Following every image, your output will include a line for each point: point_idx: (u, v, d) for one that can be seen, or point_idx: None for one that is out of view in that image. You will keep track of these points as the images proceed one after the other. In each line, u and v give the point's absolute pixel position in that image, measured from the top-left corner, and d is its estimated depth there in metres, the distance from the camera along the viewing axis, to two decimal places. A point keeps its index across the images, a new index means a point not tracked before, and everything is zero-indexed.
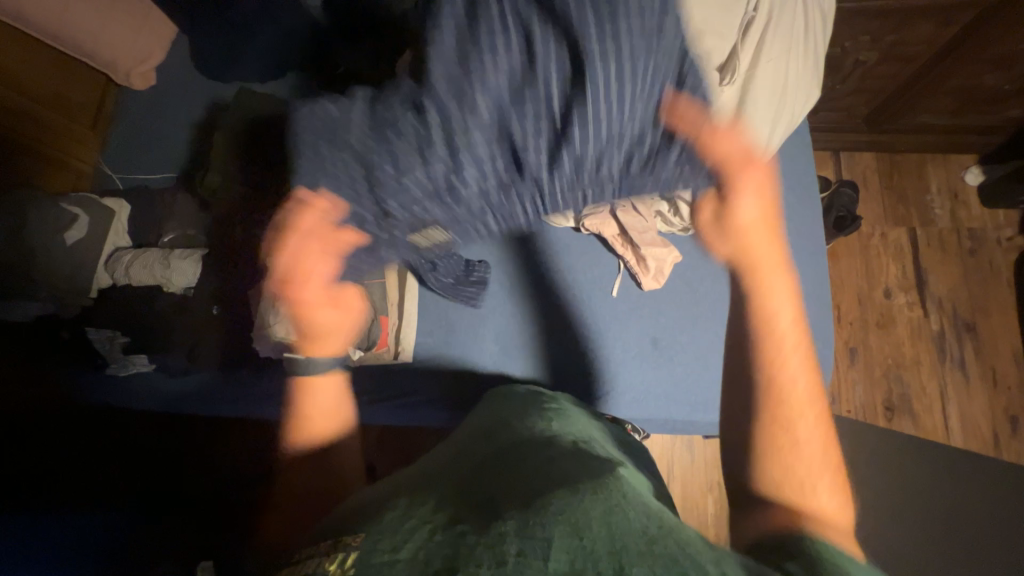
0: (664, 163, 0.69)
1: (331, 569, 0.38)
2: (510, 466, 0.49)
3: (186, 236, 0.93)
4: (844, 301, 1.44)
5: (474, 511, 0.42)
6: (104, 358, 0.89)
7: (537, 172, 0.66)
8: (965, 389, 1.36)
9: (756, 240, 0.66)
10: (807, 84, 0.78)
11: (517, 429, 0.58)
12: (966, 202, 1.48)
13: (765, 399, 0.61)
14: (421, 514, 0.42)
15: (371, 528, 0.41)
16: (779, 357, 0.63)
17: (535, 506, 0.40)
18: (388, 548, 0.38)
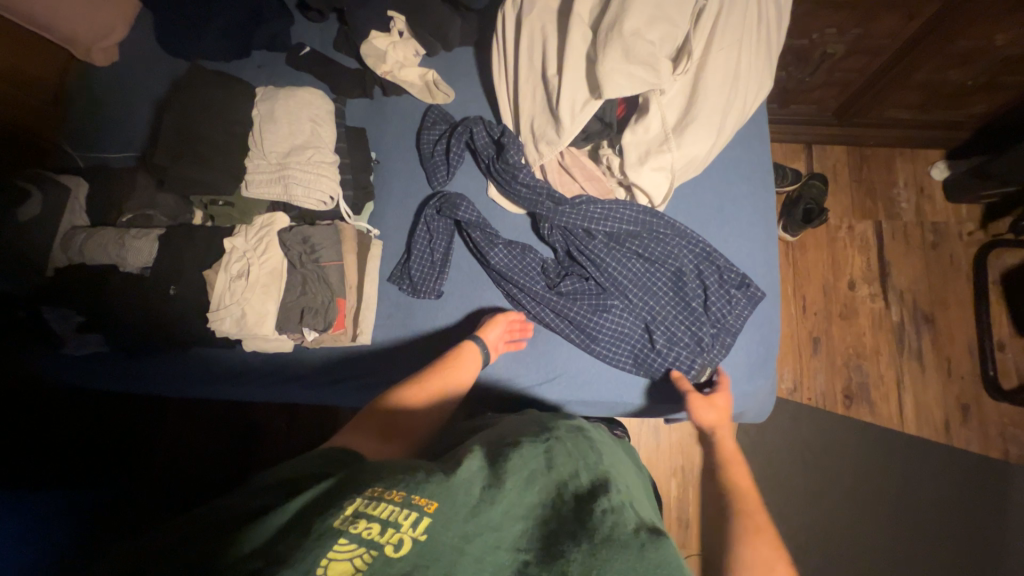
0: (631, 335, 0.84)
1: (405, 523, 0.42)
2: (566, 499, 0.50)
3: (144, 214, 0.91)
4: (810, 292, 1.47)
5: (536, 534, 0.46)
6: (61, 336, 0.88)
7: (551, 287, 0.86)
8: (921, 379, 1.40)
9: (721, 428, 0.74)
10: (760, 74, 0.79)
11: (568, 454, 0.57)
12: (931, 196, 1.51)
13: (730, 494, 0.63)
14: (493, 514, 0.46)
15: (446, 498, 0.45)
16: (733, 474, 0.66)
17: (596, 553, 0.44)
18: (460, 533, 0.43)
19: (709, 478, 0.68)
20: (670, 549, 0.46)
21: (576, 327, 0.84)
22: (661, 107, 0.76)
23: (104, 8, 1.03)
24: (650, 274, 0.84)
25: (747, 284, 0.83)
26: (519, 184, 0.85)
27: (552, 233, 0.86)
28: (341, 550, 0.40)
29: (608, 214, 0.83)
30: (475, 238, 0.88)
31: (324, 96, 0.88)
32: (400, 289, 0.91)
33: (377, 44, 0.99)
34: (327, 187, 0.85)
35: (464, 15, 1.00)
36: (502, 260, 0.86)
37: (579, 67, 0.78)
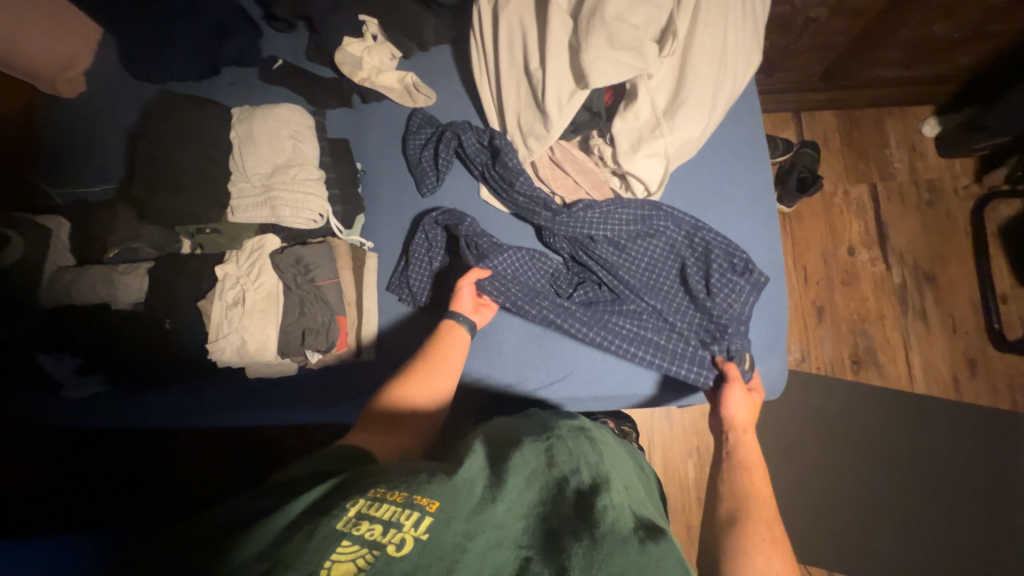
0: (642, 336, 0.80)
1: (408, 523, 0.43)
2: (570, 495, 0.50)
3: (129, 248, 0.88)
4: (810, 261, 1.46)
5: (541, 530, 0.46)
6: (59, 380, 0.86)
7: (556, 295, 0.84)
8: (927, 338, 1.40)
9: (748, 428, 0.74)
10: (747, 48, 0.77)
11: (570, 448, 0.56)
12: (923, 154, 1.50)
13: (745, 504, 0.64)
14: (494, 512, 0.46)
15: (448, 498, 0.46)
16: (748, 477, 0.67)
17: (601, 550, 0.44)
18: (462, 531, 0.44)
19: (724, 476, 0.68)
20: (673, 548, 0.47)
21: (585, 333, 0.81)
22: (649, 91, 0.74)
23: (64, 39, 0.99)
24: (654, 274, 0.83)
25: (749, 270, 0.81)
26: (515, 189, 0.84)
27: (554, 241, 0.85)
28: (342, 552, 0.41)
29: (608, 216, 0.82)
30: (472, 247, 0.85)
31: (303, 112, 0.86)
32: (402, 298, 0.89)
33: (352, 50, 0.96)
34: (316, 205, 0.83)
35: (437, 12, 0.97)
36: (503, 268, 0.83)
37: (561, 57, 0.76)
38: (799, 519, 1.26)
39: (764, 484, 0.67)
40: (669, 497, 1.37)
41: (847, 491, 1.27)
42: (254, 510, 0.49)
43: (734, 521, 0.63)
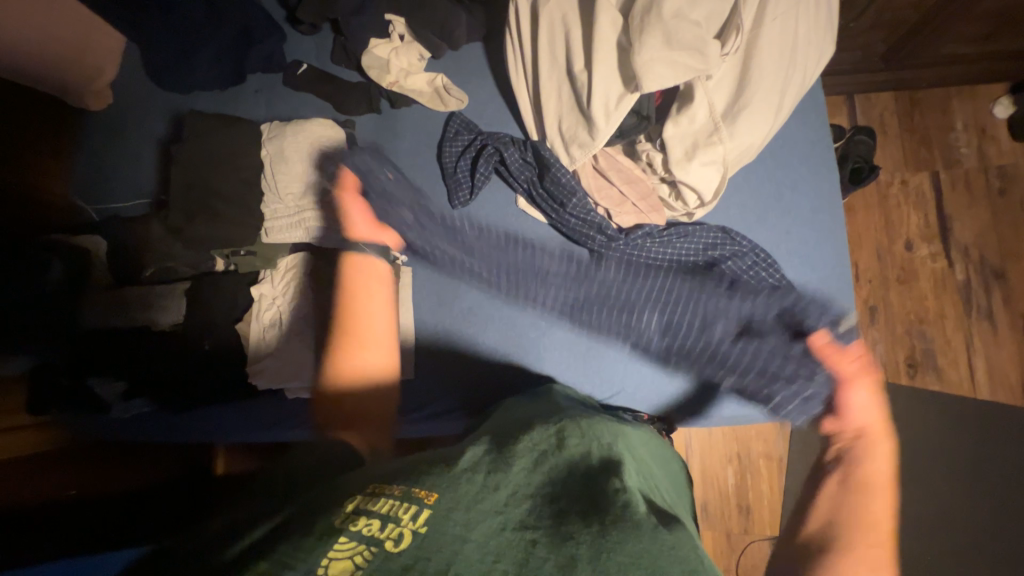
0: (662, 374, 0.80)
1: (405, 518, 0.42)
2: (578, 476, 0.51)
3: (166, 267, 0.86)
4: (862, 258, 1.37)
5: (548, 512, 0.45)
6: (105, 404, 0.85)
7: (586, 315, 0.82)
8: (993, 340, 1.30)
9: (880, 442, 0.56)
10: (819, 40, 0.69)
11: (581, 433, 0.58)
12: (995, 138, 1.37)
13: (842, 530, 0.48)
14: (496, 499, 0.45)
15: (446, 489, 0.45)
16: (866, 491, 0.51)
17: (609, 537, 0.42)
18: (462, 522, 0.42)
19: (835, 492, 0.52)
20: (683, 536, 0.45)
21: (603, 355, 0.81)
22: (706, 93, 0.68)
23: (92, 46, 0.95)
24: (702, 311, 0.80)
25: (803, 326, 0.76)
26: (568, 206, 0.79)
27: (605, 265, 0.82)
28: (341, 548, 0.40)
29: (667, 244, 0.78)
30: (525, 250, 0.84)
31: (333, 125, 0.83)
32: (430, 305, 0.85)
33: (379, 52, 0.92)
34: (349, 224, 0.79)
35: (469, 8, 0.91)
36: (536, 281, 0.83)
37: (610, 61, 0.69)
38: None
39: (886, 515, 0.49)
40: (707, 504, 1.34)
41: None
42: (247, 520, 0.48)
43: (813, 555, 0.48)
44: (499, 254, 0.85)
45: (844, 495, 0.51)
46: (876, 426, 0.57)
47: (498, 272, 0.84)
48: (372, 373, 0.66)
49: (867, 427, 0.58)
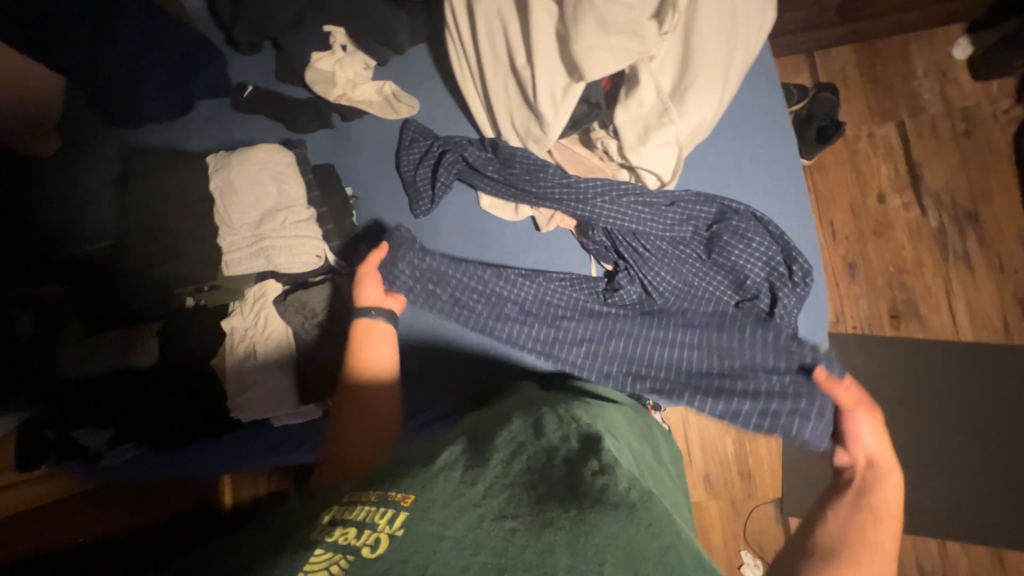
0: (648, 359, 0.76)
1: (382, 523, 0.43)
2: (557, 459, 0.52)
3: (133, 308, 0.83)
4: (837, 215, 1.37)
5: (527, 500, 0.46)
6: (97, 452, 0.85)
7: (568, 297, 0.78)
8: (971, 282, 1.31)
9: (889, 475, 0.61)
10: (759, 7, 0.68)
11: (558, 419, 0.59)
12: (956, 80, 1.37)
13: (854, 545, 0.54)
14: (473, 493, 0.46)
15: (422, 491, 0.46)
16: (869, 518, 0.57)
17: (586, 520, 0.44)
18: (439, 519, 0.43)
19: (843, 512, 0.58)
20: (659, 508, 0.48)
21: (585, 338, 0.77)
22: (652, 74, 0.67)
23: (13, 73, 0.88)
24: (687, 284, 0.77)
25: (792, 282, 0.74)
26: (545, 182, 0.77)
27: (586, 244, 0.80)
28: (316, 560, 0.40)
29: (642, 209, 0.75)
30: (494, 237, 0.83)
31: (283, 149, 0.81)
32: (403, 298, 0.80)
33: (322, 65, 0.89)
34: (310, 246, 0.78)
35: (408, 10, 0.90)
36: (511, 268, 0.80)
37: (549, 52, 0.68)
38: None
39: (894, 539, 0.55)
40: (710, 474, 1.35)
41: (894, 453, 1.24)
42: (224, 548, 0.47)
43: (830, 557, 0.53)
44: (469, 243, 0.83)
45: (850, 519, 0.57)
46: (887, 456, 0.63)
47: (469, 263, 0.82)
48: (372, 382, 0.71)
49: (876, 458, 0.64)
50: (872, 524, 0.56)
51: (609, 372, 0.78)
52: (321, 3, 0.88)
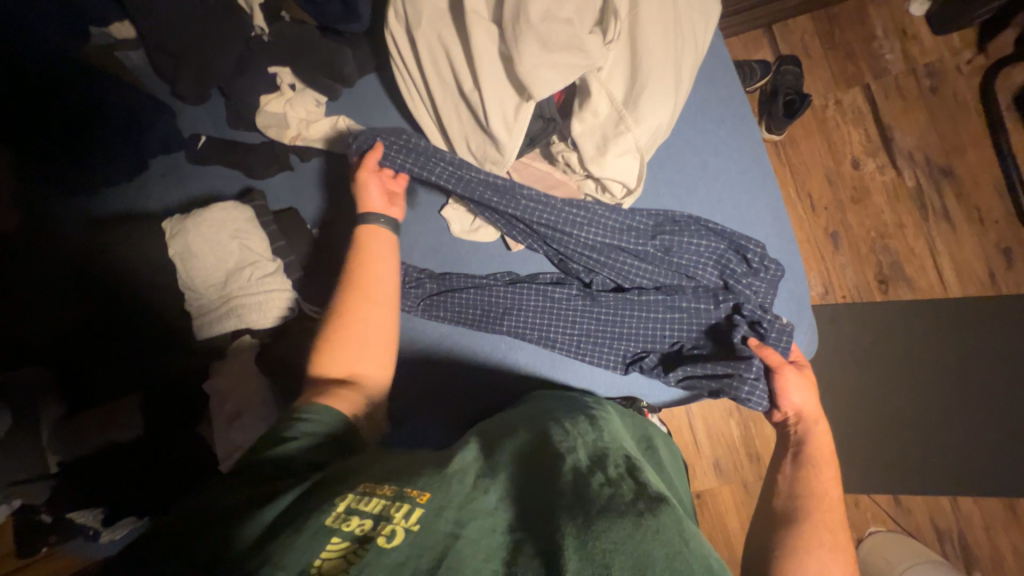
0: (626, 352, 0.77)
1: (399, 515, 0.43)
2: (566, 470, 0.50)
3: (113, 381, 0.81)
4: (814, 186, 1.36)
5: (534, 515, 0.45)
6: (94, 531, 0.83)
7: (543, 303, 0.78)
8: (953, 237, 1.31)
9: (822, 431, 0.67)
10: (701, 4, 0.67)
11: (565, 431, 0.56)
12: (916, 37, 1.36)
13: (807, 504, 0.61)
14: (487, 499, 0.45)
15: (439, 490, 0.45)
16: (817, 479, 0.64)
17: (593, 525, 0.42)
18: (454, 519, 0.42)
19: (790, 475, 0.65)
20: (670, 514, 0.45)
21: (561, 342, 0.78)
22: (603, 85, 0.65)
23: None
24: (659, 282, 0.75)
25: (763, 267, 0.72)
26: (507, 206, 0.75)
27: (547, 250, 0.79)
28: (334, 547, 0.41)
29: (602, 218, 0.74)
30: (467, 262, 0.83)
31: (236, 204, 0.79)
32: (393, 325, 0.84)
33: (272, 108, 0.87)
34: (282, 298, 0.77)
35: (353, 42, 0.88)
36: (485, 290, 0.79)
37: (495, 73, 0.66)
38: (848, 457, 1.24)
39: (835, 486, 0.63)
40: (719, 461, 1.35)
41: (897, 416, 1.24)
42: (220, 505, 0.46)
43: (790, 518, 0.61)
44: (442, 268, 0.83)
45: (796, 482, 0.64)
46: (814, 409, 0.68)
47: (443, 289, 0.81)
48: (375, 305, 0.70)
49: (805, 411, 0.68)
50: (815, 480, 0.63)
51: (591, 370, 0.79)
52: (263, 46, 0.86)
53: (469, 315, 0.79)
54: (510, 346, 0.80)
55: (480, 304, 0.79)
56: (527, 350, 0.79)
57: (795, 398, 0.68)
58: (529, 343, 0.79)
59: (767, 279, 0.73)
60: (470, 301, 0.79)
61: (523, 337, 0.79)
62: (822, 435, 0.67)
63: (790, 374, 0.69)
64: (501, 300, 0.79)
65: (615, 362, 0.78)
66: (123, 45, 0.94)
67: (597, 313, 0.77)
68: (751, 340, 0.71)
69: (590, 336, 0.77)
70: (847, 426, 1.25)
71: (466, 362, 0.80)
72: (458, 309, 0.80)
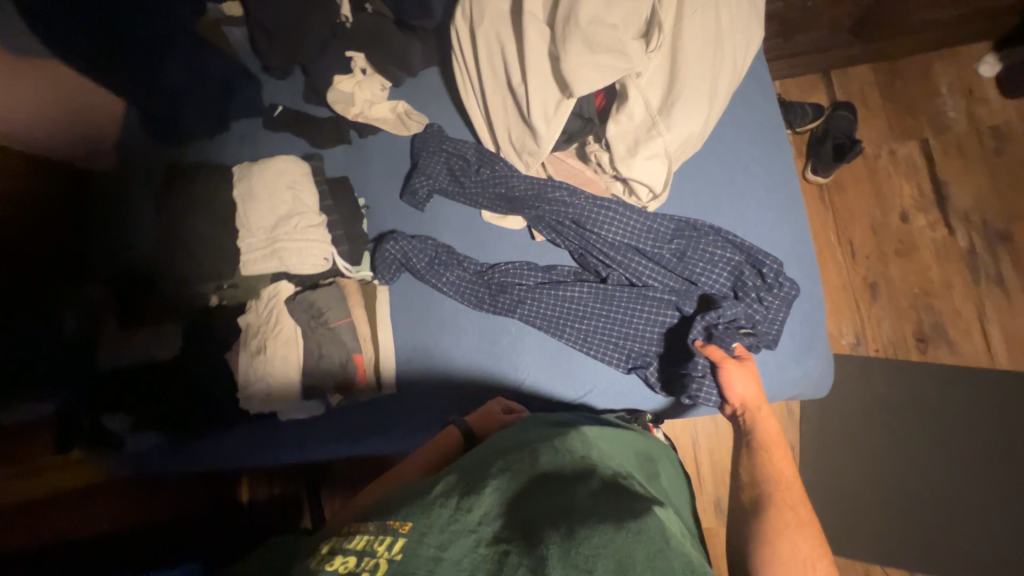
0: (630, 353, 0.79)
1: (381, 549, 0.44)
2: (553, 483, 0.53)
3: (162, 303, 0.89)
4: (857, 234, 1.33)
5: (517, 526, 0.46)
6: (120, 437, 0.89)
7: (556, 291, 0.81)
8: (1006, 306, 1.24)
9: (763, 414, 0.75)
10: (744, 28, 0.71)
11: (554, 446, 0.59)
12: (984, 98, 1.32)
13: (768, 489, 0.69)
14: (467, 520, 0.47)
15: (419, 518, 0.47)
16: (767, 455, 0.72)
17: (575, 535, 0.44)
18: (435, 544, 0.44)
19: (749, 465, 0.72)
20: (650, 519, 0.47)
21: (567, 334, 0.80)
22: (640, 90, 0.70)
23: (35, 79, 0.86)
24: (666, 284, 0.78)
25: (778, 282, 0.73)
26: (538, 195, 0.81)
27: (562, 244, 0.83)
28: None
29: (619, 217, 0.78)
30: (493, 245, 0.88)
31: (298, 160, 0.88)
32: (416, 296, 0.90)
33: (342, 87, 0.97)
34: (319, 249, 0.85)
35: (422, 37, 0.97)
36: (504, 273, 0.84)
37: (542, 69, 0.72)
38: (865, 521, 1.15)
39: (788, 465, 0.71)
40: (720, 499, 1.30)
41: (923, 485, 1.15)
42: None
43: (760, 507, 0.68)
44: (468, 248, 0.89)
45: (752, 467, 0.72)
46: (754, 400, 0.73)
47: (466, 267, 0.87)
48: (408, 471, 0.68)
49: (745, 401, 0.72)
50: (772, 464, 0.71)
51: (595, 366, 0.80)
52: (344, 33, 0.97)
53: (487, 294, 0.84)
54: (520, 331, 0.83)
55: (496, 286, 0.84)
56: (535, 336, 0.83)
57: (737, 391, 0.71)
58: (539, 328, 0.82)
59: (780, 296, 0.73)
60: (488, 281, 0.85)
61: (535, 324, 0.82)
62: (767, 419, 0.74)
63: (732, 368, 0.70)
64: (518, 284, 0.84)
65: (619, 361, 0.79)
66: (228, 20, 1.06)
67: (607, 309, 0.79)
68: (699, 343, 0.73)
69: (595, 330, 0.80)
70: (864, 487, 1.17)
71: (479, 340, 0.85)
72: (475, 288, 0.85)
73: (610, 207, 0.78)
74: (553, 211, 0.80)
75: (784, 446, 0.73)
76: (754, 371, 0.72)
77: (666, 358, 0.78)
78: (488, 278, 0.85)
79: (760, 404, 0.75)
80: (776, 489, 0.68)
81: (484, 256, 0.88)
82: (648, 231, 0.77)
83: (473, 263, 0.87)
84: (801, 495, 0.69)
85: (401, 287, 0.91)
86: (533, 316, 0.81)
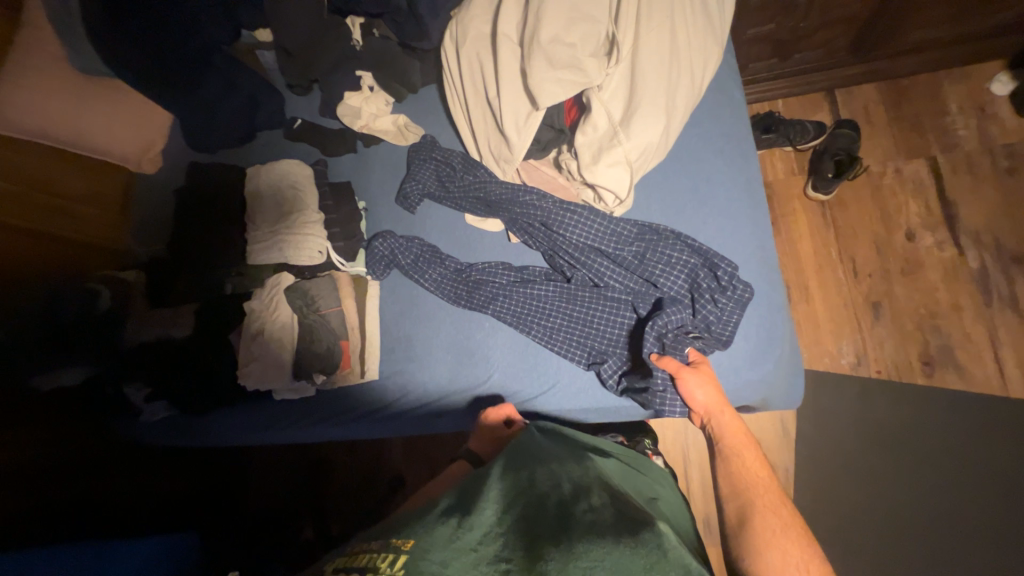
0: (592, 349, 0.83)
1: (384, 564, 0.47)
2: (552, 501, 0.58)
3: (184, 287, 1.00)
4: (860, 252, 1.30)
5: (519, 544, 0.51)
6: (138, 407, 0.97)
7: (526, 289, 0.86)
8: (1021, 330, 1.18)
9: (727, 417, 0.75)
10: (702, 48, 0.77)
11: (552, 469, 0.65)
12: (996, 116, 1.29)
13: (749, 495, 0.70)
14: (468, 539, 0.51)
15: (420, 538, 0.51)
16: (736, 454, 0.74)
17: (573, 549, 0.49)
18: (438, 560, 0.48)
19: (726, 474, 0.74)
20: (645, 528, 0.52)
21: (534, 330, 0.84)
22: (603, 103, 0.75)
23: (95, 96, 1.02)
24: (628, 285, 0.82)
25: (732, 285, 0.76)
26: (512, 199, 0.87)
27: (535, 246, 0.89)
28: None
29: (584, 220, 0.83)
30: (473, 246, 0.94)
31: (304, 164, 0.99)
32: (402, 291, 0.97)
33: (352, 101, 1.07)
34: (315, 242, 0.94)
35: (422, 58, 1.08)
36: (480, 271, 0.90)
37: (514, 84, 0.79)
38: None
39: (760, 466, 0.73)
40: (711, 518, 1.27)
41: None
42: None
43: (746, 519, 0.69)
44: (452, 247, 0.96)
45: (730, 473, 0.74)
46: (716, 407, 0.75)
47: (446, 266, 0.92)
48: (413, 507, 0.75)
49: (708, 409, 0.74)
50: (746, 469, 0.73)
51: (559, 362, 0.84)
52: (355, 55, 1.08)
53: (464, 291, 0.90)
54: (494, 326, 0.88)
55: (472, 283, 0.89)
56: (506, 333, 0.87)
57: (699, 397, 0.74)
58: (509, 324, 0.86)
59: (734, 297, 0.76)
60: (466, 279, 0.90)
61: (505, 319, 0.86)
62: (731, 421, 0.75)
63: (690, 378, 0.73)
64: (493, 282, 0.89)
65: (581, 358, 0.83)
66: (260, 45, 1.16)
67: (571, 307, 0.84)
68: (654, 357, 0.76)
69: (560, 327, 0.84)
70: None
71: (454, 333, 0.91)
72: (453, 285, 0.91)
73: (577, 211, 0.83)
74: (525, 214, 0.86)
75: (750, 442, 0.75)
76: (711, 378, 0.74)
77: (626, 356, 0.82)
78: (466, 276, 0.90)
79: (723, 405, 0.76)
80: (757, 492, 0.70)
81: (465, 255, 0.94)
82: (613, 235, 0.82)
83: (454, 261, 0.93)
84: (781, 494, 0.71)
85: (389, 284, 0.98)
86: (503, 312, 0.86)
